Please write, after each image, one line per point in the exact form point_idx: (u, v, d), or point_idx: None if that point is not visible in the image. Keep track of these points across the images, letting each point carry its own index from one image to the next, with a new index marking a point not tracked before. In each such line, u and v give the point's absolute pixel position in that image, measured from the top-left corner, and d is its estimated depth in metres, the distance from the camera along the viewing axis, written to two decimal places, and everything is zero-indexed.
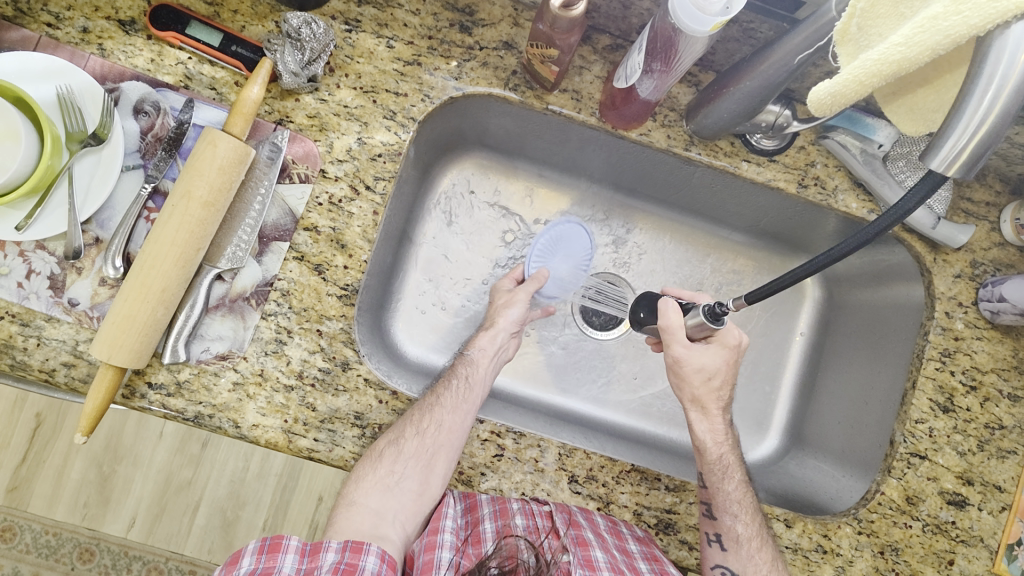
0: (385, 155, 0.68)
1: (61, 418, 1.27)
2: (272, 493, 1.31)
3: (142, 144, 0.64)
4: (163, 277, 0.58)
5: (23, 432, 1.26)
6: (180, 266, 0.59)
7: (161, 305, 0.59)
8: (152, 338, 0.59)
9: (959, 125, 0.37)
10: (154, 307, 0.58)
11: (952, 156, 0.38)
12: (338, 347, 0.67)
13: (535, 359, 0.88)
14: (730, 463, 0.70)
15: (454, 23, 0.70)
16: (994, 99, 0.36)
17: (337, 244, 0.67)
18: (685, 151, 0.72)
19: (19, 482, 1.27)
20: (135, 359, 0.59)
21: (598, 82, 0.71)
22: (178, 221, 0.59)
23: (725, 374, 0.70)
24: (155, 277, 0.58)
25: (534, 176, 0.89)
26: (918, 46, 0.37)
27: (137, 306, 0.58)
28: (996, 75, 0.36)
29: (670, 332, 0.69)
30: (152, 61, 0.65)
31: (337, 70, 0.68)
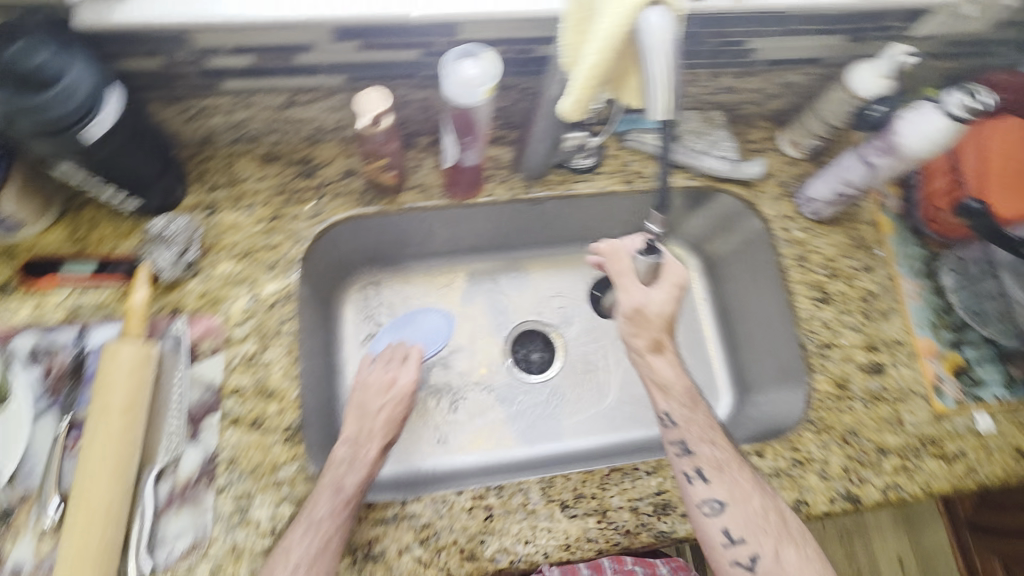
0: (280, 300, 0.75)
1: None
2: None
3: (46, 386, 0.66)
4: (103, 495, 0.59)
5: None
6: (118, 478, 0.60)
7: (111, 522, 0.59)
8: (111, 562, 0.59)
9: (651, 89, 0.52)
10: (104, 529, 0.59)
11: (659, 108, 0.53)
12: (301, 488, 0.68)
13: (494, 424, 0.92)
14: (695, 392, 0.76)
15: (298, 173, 0.81)
16: (659, 65, 0.51)
17: (265, 393, 0.70)
18: (527, 194, 0.84)
19: None
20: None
21: (434, 171, 0.83)
22: (103, 437, 0.60)
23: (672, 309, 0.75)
24: (96, 498, 0.59)
25: (423, 270, 0.98)
26: (601, 54, 0.52)
27: (87, 534, 0.58)
28: (653, 50, 0.51)
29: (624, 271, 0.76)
30: (34, 310, 0.69)
31: (211, 248, 0.75)
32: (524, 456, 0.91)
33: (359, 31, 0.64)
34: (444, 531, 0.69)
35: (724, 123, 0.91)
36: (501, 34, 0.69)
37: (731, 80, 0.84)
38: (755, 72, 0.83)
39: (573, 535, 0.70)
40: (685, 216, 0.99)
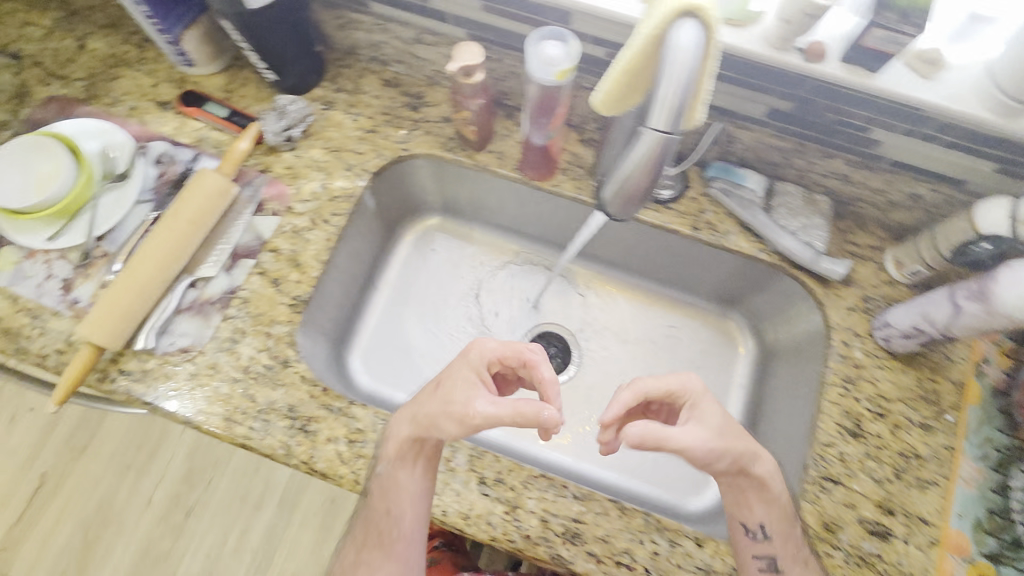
0: (341, 197, 0.84)
1: (90, 442, 1.65)
2: (260, 539, 1.58)
3: (155, 184, 0.83)
4: (148, 272, 0.74)
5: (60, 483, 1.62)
6: (162, 270, 0.74)
7: (139, 292, 0.73)
8: (127, 327, 0.73)
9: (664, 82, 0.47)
10: (134, 298, 0.73)
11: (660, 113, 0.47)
12: (282, 347, 0.77)
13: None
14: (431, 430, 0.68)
15: (406, 104, 0.90)
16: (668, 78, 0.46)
17: (294, 262, 0.81)
18: (591, 198, 0.85)
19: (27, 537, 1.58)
20: (113, 338, 0.72)
21: (518, 146, 0.87)
22: (166, 236, 0.75)
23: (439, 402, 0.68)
24: (140, 273, 0.73)
25: (486, 236, 1.08)
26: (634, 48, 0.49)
27: (121, 295, 0.73)
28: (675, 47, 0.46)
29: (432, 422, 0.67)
30: (175, 128, 0.87)
31: (313, 136, 0.87)
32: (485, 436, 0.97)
33: None
34: (369, 443, 0.73)
35: (829, 211, 0.83)
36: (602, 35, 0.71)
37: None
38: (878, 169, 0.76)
39: (475, 511, 0.71)
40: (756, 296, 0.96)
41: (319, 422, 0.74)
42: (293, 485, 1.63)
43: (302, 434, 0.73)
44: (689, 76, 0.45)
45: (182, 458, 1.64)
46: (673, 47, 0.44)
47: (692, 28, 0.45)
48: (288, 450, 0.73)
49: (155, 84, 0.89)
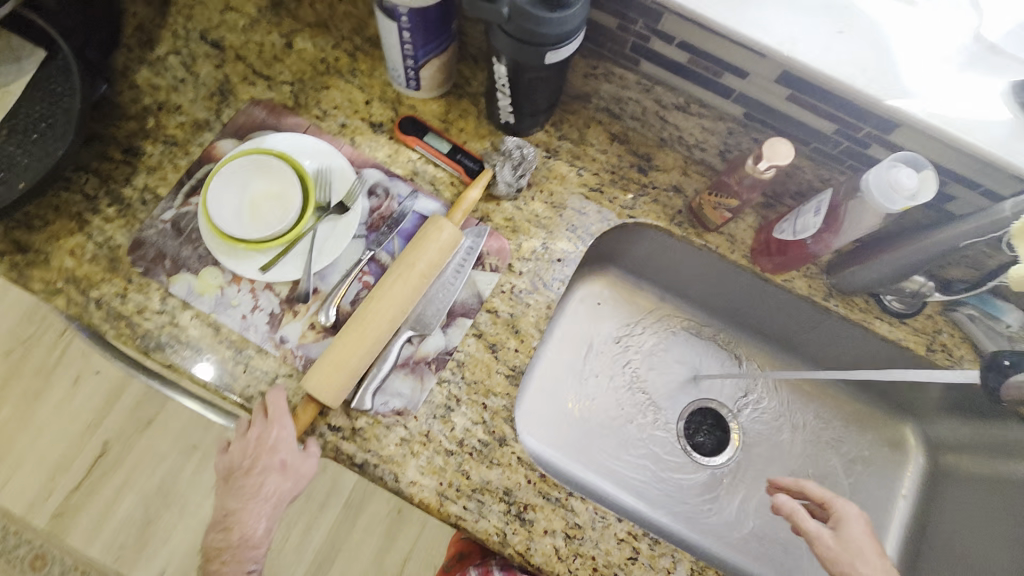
0: (565, 261, 0.79)
1: (157, 416, 1.60)
2: (324, 539, 1.55)
3: (368, 219, 0.77)
4: (377, 331, 0.68)
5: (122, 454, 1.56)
6: (391, 323, 0.69)
7: (367, 349, 0.67)
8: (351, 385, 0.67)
9: None
10: (362, 356, 0.67)
11: None
12: (499, 422, 0.72)
13: (642, 477, 0.97)
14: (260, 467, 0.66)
15: (634, 164, 0.84)
16: None
17: (513, 328, 0.75)
18: (824, 303, 0.80)
19: (82, 505, 1.53)
20: (337, 398, 0.66)
21: (750, 230, 0.82)
22: (399, 286, 0.69)
23: (875, 552, 0.66)
24: (371, 328, 0.67)
25: (657, 299, 1.04)
26: None
27: (350, 353, 0.67)
28: None
29: (851, 549, 0.67)
30: (389, 156, 0.80)
31: (535, 186, 0.81)
32: (645, 514, 0.95)
33: (805, 83, 0.64)
34: (589, 541, 0.68)
35: None
36: (931, 155, 0.65)
37: None
38: None
39: None
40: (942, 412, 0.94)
41: (536, 511, 0.69)
42: (359, 491, 1.59)
43: (518, 522, 0.68)
44: None
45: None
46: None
47: None
48: (504, 538, 0.67)
49: (368, 102, 0.82)
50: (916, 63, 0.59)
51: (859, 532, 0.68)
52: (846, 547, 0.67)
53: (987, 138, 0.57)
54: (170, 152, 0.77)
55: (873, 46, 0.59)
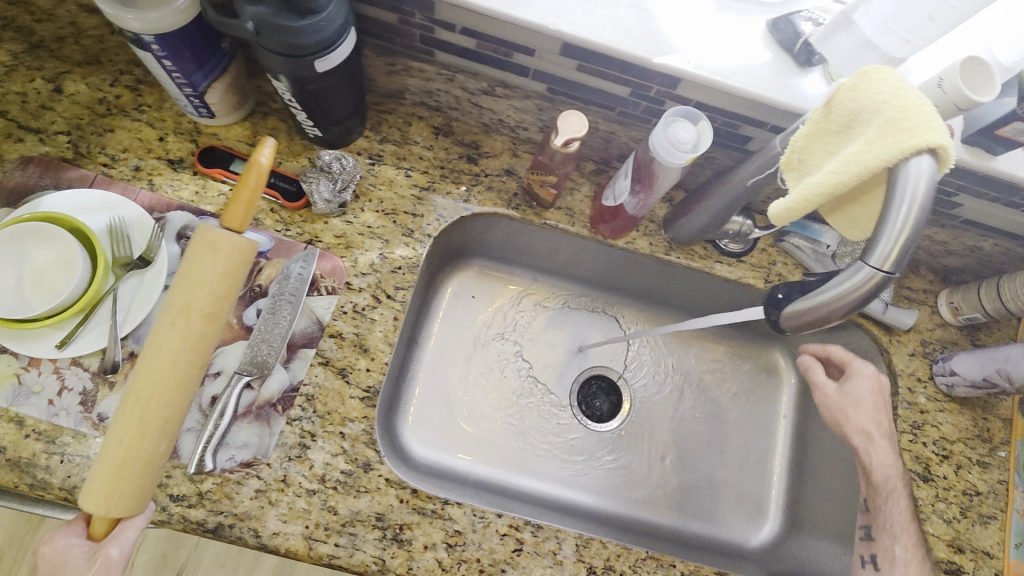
0: (405, 268, 0.76)
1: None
2: None
3: (182, 265, 0.71)
4: (163, 404, 0.57)
5: None
6: (181, 388, 0.57)
7: (159, 428, 0.56)
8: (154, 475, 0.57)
9: (887, 229, 0.41)
10: (157, 442, 0.56)
11: (885, 252, 0.41)
12: (360, 448, 0.69)
13: (543, 459, 0.97)
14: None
15: (463, 155, 0.82)
16: (906, 216, 0.40)
17: (360, 348, 0.72)
18: (666, 255, 0.83)
19: None
20: (134, 505, 0.56)
21: (587, 200, 0.82)
22: (177, 338, 0.57)
23: (872, 404, 0.77)
24: (156, 407, 0.56)
25: (529, 280, 1.03)
26: (845, 174, 0.43)
27: (136, 445, 0.55)
28: (904, 202, 0.40)
29: (848, 398, 0.78)
30: (196, 193, 0.74)
31: (363, 196, 0.78)
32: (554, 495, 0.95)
33: (586, 51, 0.64)
34: (471, 545, 0.68)
35: None
36: (717, 103, 0.66)
37: None
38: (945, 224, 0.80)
39: None
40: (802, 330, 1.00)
41: (412, 529, 0.68)
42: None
43: (396, 544, 0.67)
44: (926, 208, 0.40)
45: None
46: (905, 171, 0.41)
47: (925, 170, 0.40)
48: (383, 565, 0.66)
49: (161, 137, 0.75)
50: (674, 19, 0.61)
51: (865, 387, 0.78)
52: (843, 397, 0.79)
53: (750, 82, 0.60)
54: None
55: (635, 7, 0.60)
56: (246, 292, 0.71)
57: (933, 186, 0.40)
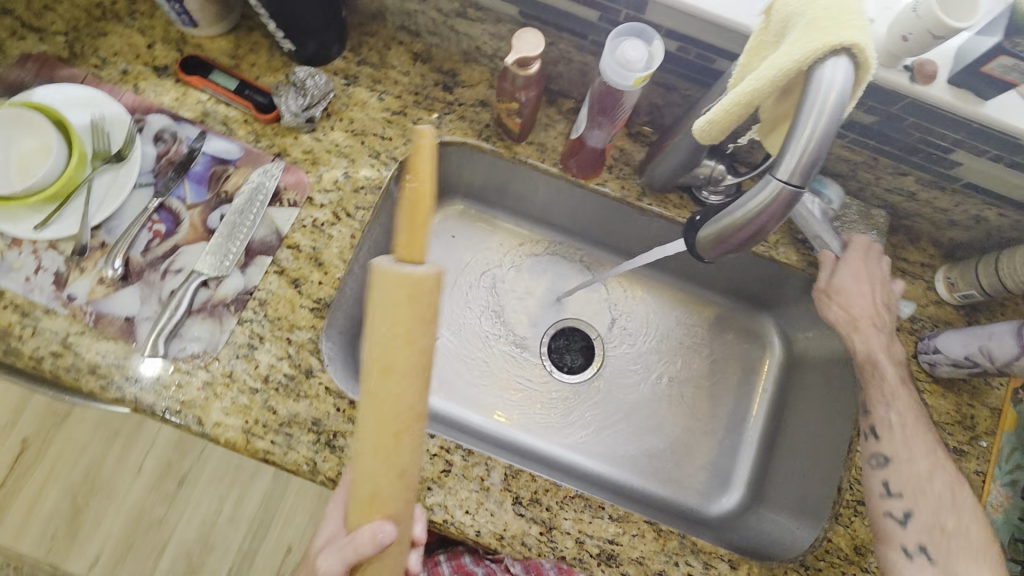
0: (367, 188, 0.77)
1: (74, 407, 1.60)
2: (257, 506, 1.58)
3: (156, 166, 0.74)
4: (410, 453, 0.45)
5: (44, 447, 1.56)
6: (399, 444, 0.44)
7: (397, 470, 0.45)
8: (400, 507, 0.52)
9: (792, 140, 0.39)
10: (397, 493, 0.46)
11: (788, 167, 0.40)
12: (305, 355, 0.71)
13: (529, 408, 0.97)
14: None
15: (439, 82, 0.81)
16: (813, 123, 0.39)
17: (315, 262, 0.74)
18: (638, 201, 0.79)
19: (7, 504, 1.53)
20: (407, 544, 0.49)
21: (561, 137, 0.80)
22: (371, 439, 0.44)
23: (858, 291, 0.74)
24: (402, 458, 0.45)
25: (511, 224, 1.02)
26: (762, 81, 0.42)
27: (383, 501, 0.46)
28: (813, 106, 0.39)
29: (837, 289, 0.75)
30: (176, 99, 0.77)
31: (334, 115, 0.78)
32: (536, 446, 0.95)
33: None
34: None
35: (886, 226, 0.80)
36: (687, 30, 0.63)
37: (876, 173, 0.75)
38: (948, 189, 0.73)
39: (510, 532, 0.68)
40: (791, 300, 0.95)
41: (345, 437, 0.70)
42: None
43: (328, 450, 0.69)
44: (836, 117, 0.39)
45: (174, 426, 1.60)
46: (819, 79, 0.39)
47: (841, 72, 0.39)
48: (314, 467, 0.68)
49: (150, 44, 0.78)
50: None
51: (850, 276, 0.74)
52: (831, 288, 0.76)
53: None
54: None
55: None
56: (212, 197, 0.74)
57: (846, 94, 0.39)
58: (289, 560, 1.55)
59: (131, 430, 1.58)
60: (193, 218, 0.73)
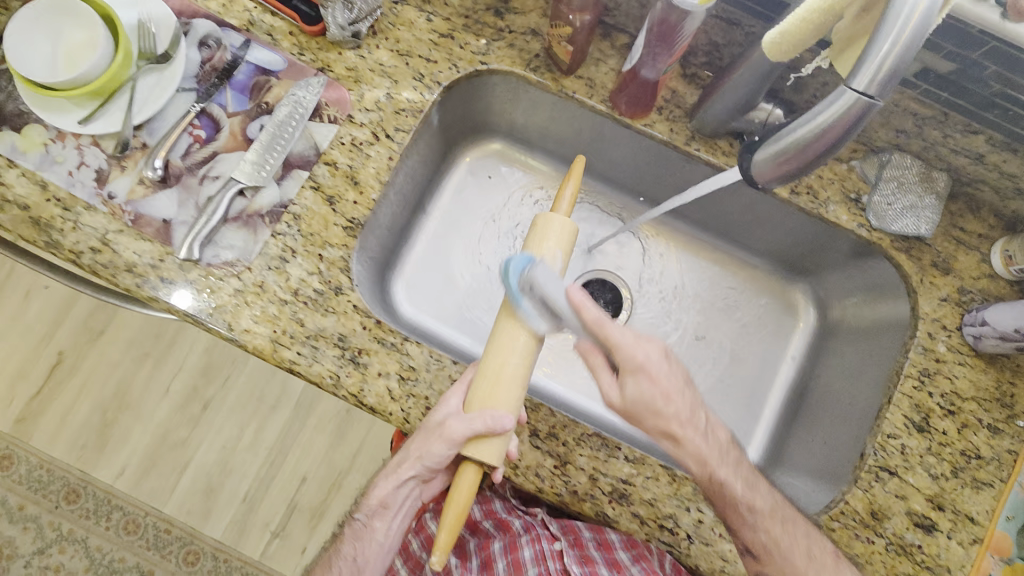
0: (408, 111, 0.75)
1: (108, 325, 1.65)
2: (276, 436, 1.62)
3: (200, 71, 0.73)
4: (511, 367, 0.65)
5: (80, 360, 1.63)
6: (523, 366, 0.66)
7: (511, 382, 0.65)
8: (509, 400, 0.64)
9: (875, 48, 0.41)
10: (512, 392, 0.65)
11: (869, 75, 0.41)
12: (335, 273, 0.71)
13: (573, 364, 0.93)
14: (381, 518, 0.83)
15: (489, 7, 0.78)
16: (899, 30, 0.40)
17: (351, 180, 0.73)
18: (686, 145, 0.77)
19: (42, 410, 1.61)
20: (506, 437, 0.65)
21: (612, 74, 0.77)
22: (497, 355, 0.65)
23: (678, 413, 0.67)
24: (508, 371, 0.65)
25: (548, 167, 0.99)
26: None
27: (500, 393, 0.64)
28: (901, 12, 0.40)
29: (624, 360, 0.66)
30: (224, 5, 0.76)
31: (380, 33, 0.76)
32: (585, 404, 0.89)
33: None
34: (422, 383, 0.70)
35: (944, 190, 0.77)
36: None
37: (945, 130, 0.73)
38: None
39: (525, 463, 0.69)
40: (833, 267, 0.92)
41: (369, 356, 0.70)
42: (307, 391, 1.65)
43: (352, 366, 0.69)
44: (921, 27, 0.40)
45: (200, 353, 1.65)
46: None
47: None
48: (337, 381, 0.69)
49: None
50: None
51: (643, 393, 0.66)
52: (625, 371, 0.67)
53: None
54: None
55: None
56: (253, 107, 0.73)
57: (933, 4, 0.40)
58: (303, 490, 1.60)
59: (161, 352, 1.64)
60: (233, 126, 0.73)
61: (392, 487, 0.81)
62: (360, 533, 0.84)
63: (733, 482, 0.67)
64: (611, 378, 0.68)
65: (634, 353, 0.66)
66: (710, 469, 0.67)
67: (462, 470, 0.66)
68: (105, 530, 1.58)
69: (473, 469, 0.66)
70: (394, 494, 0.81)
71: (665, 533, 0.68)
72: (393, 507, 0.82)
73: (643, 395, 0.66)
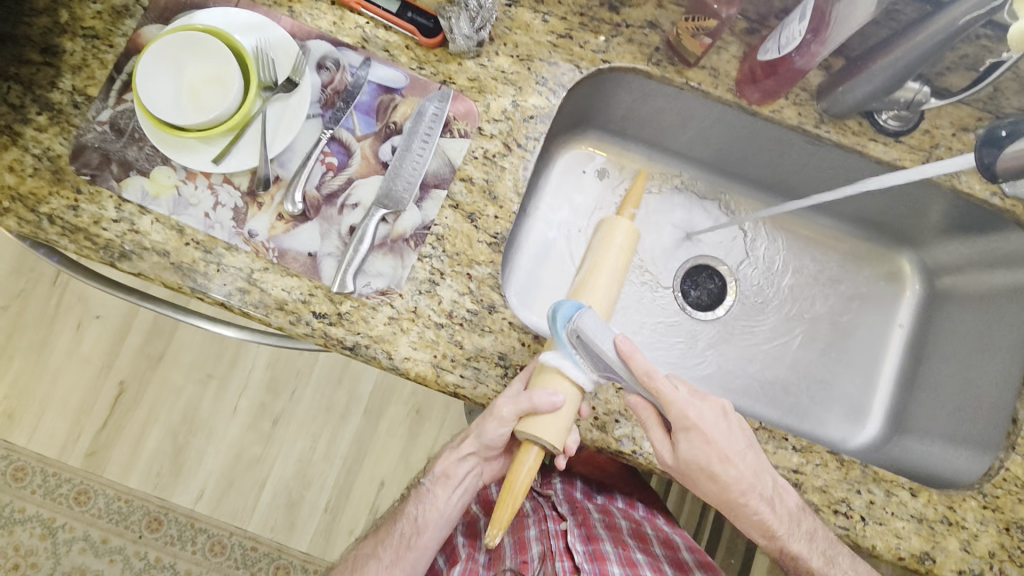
0: (537, 117, 0.74)
1: (165, 351, 1.62)
2: (349, 445, 1.62)
3: (322, 96, 0.71)
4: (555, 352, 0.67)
5: (140, 388, 1.60)
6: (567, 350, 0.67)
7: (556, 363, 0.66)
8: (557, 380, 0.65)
9: None
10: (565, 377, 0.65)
11: None
12: (486, 291, 0.71)
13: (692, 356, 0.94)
14: (429, 492, 0.83)
15: (604, 2, 0.76)
16: None
17: (489, 195, 0.72)
18: (815, 128, 0.76)
19: (111, 443, 1.58)
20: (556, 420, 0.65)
21: (735, 61, 0.76)
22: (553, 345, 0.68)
23: (717, 453, 0.66)
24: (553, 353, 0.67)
25: (644, 158, 0.97)
26: None
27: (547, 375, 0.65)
28: None
29: (700, 449, 0.66)
30: (334, 23, 0.73)
31: (498, 39, 0.74)
32: None
33: None
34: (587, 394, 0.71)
35: None
36: None
37: None
38: None
39: None
40: (942, 235, 0.93)
41: None
42: (375, 398, 1.64)
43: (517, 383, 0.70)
44: None
45: (263, 369, 1.62)
46: None
47: None
48: None
49: None
50: None
51: (698, 446, 0.66)
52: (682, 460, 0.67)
53: None
54: (93, 46, 0.70)
55: None
56: (382, 128, 0.71)
57: None
58: (383, 493, 1.61)
59: (222, 373, 1.61)
60: (365, 150, 0.71)
61: (455, 459, 0.82)
62: (423, 497, 0.84)
63: (807, 555, 0.69)
64: (664, 436, 0.68)
65: (689, 409, 0.66)
66: (780, 540, 0.69)
67: (525, 451, 0.66)
68: (191, 554, 1.58)
69: (535, 452, 0.66)
70: (458, 466, 0.82)
71: (841, 516, 0.72)
72: (456, 479, 0.82)
73: (698, 455, 0.66)
